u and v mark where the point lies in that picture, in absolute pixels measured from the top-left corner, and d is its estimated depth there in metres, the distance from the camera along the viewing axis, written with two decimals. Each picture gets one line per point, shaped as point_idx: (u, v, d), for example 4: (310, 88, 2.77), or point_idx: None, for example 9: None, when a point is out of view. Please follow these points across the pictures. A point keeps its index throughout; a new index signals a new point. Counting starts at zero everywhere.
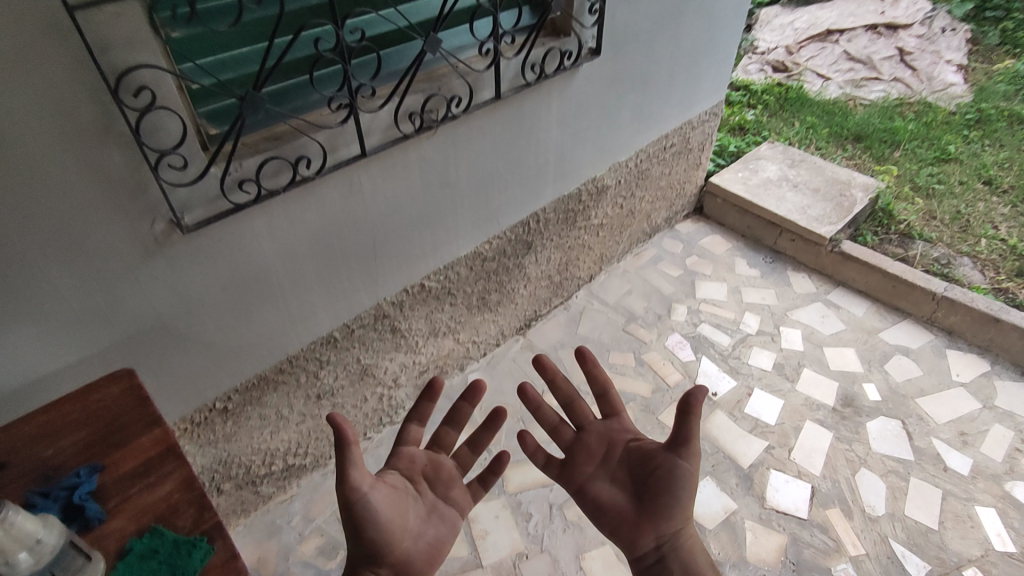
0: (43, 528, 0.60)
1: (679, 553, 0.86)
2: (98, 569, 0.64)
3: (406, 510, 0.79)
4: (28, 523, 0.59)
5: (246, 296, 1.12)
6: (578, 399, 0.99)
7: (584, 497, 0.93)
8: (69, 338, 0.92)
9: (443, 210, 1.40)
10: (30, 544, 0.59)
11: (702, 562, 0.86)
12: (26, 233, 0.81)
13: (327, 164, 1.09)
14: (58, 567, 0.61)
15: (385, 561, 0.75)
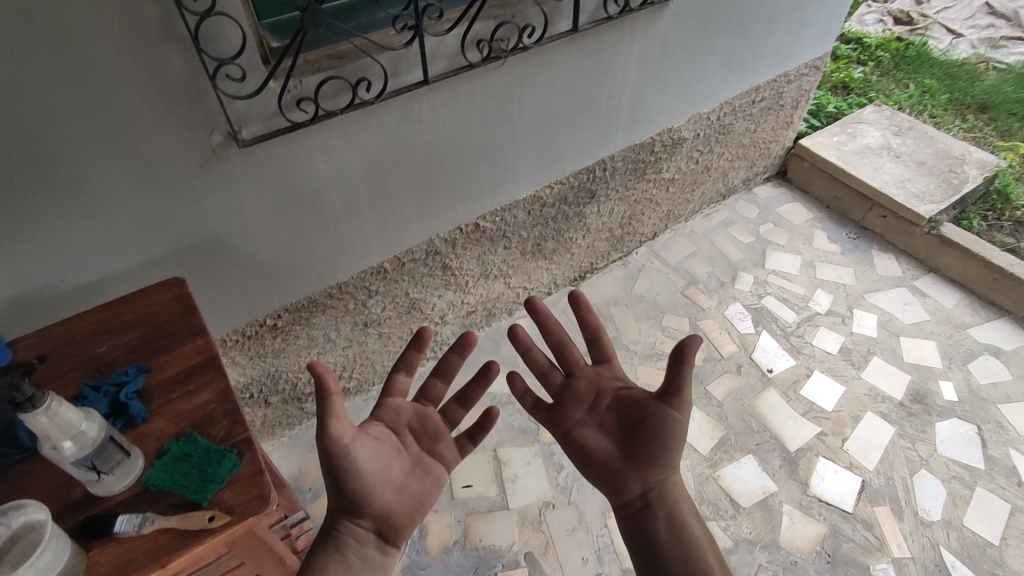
0: (86, 420, 0.62)
1: (665, 502, 0.82)
2: (137, 465, 0.67)
3: (390, 463, 0.78)
4: (70, 415, 0.61)
5: (298, 217, 1.12)
6: (569, 345, 0.95)
7: (571, 443, 0.88)
8: (131, 240, 0.96)
9: (505, 148, 1.34)
10: (73, 434, 0.61)
11: (687, 514, 0.82)
12: (88, 133, 0.82)
13: (388, 89, 1.05)
14: (99, 459, 0.63)
15: (365, 512, 0.74)
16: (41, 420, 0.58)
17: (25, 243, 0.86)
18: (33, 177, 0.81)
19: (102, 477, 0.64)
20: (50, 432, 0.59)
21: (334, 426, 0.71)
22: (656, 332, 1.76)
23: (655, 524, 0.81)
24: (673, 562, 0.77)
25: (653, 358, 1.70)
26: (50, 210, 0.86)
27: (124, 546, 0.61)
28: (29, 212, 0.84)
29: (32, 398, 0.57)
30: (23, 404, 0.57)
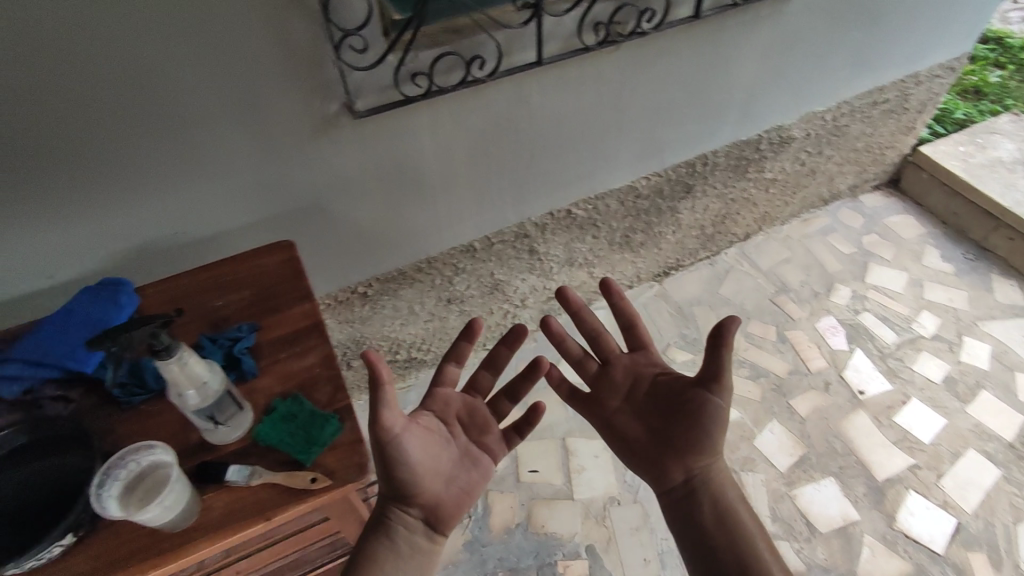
0: (210, 373, 0.65)
1: (709, 489, 0.79)
2: (248, 420, 0.69)
3: (439, 453, 0.77)
4: (198, 368, 0.63)
5: (400, 189, 1.13)
6: (604, 333, 0.93)
7: (616, 431, 0.87)
8: (244, 200, 1.00)
9: (608, 135, 1.30)
10: (198, 385, 0.64)
11: (735, 500, 0.78)
12: (216, 94, 0.85)
13: (502, 68, 1.01)
14: (217, 410, 0.67)
15: (414, 502, 0.74)
16: (173, 368, 0.62)
17: (153, 194, 0.92)
18: (164, 133, 0.86)
19: (218, 427, 0.67)
20: (179, 381, 0.62)
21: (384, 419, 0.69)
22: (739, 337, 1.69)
23: (701, 510, 0.78)
24: (720, 551, 0.74)
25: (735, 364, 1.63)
26: (176, 165, 0.90)
27: (233, 495, 0.64)
28: (159, 166, 0.89)
29: (167, 348, 0.60)
30: (158, 353, 0.60)
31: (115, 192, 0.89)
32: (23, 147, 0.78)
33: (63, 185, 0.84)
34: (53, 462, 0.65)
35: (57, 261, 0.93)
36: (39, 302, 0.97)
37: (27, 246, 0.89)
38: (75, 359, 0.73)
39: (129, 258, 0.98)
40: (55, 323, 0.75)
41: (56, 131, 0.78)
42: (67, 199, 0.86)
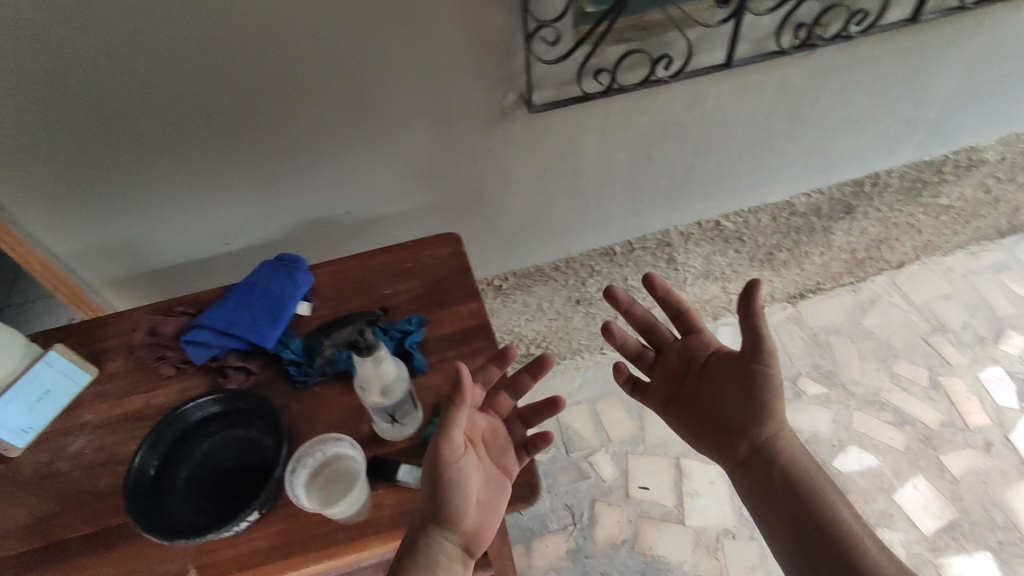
0: (399, 373, 0.64)
1: (785, 462, 0.61)
2: (419, 421, 0.69)
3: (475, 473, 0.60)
4: (390, 370, 0.62)
5: (558, 187, 1.10)
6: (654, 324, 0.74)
7: (676, 410, 0.68)
8: (410, 186, 1.00)
9: (778, 146, 1.20)
10: (385, 385, 0.62)
11: (816, 471, 0.60)
12: (401, 79, 0.84)
13: (687, 68, 0.93)
14: (398, 411, 0.66)
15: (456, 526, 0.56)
16: (368, 366, 0.60)
17: (330, 173, 0.94)
18: (350, 115, 0.86)
19: (393, 424, 0.67)
20: (370, 378, 0.61)
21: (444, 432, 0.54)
22: (883, 377, 1.40)
23: (777, 491, 0.60)
24: (807, 538, 0.56)
25: (874, 407, 1.36)
26: (354, 146, 0.91)
27: (404, 495, 0.64)
28: (338, 145, 0.90)
29: (369, 346, 0.59)
30: (361, 348, 0.60)
31: (295, 168, 0.91)
32: (229, 121, 0.82)
33: (255, 158, 0.88)
34: (239, 435, 0.68)
35: (236, 231, 0.97)
36: (213, 266, 1.02)
37: (214, 214, 0.94)
38: (257, 333, 0.75)
39: (297, 233, 1.01)
40: (240, 296, 0.78)
41: (249, 100, 0.80)
42: (256, 171, 0.89)
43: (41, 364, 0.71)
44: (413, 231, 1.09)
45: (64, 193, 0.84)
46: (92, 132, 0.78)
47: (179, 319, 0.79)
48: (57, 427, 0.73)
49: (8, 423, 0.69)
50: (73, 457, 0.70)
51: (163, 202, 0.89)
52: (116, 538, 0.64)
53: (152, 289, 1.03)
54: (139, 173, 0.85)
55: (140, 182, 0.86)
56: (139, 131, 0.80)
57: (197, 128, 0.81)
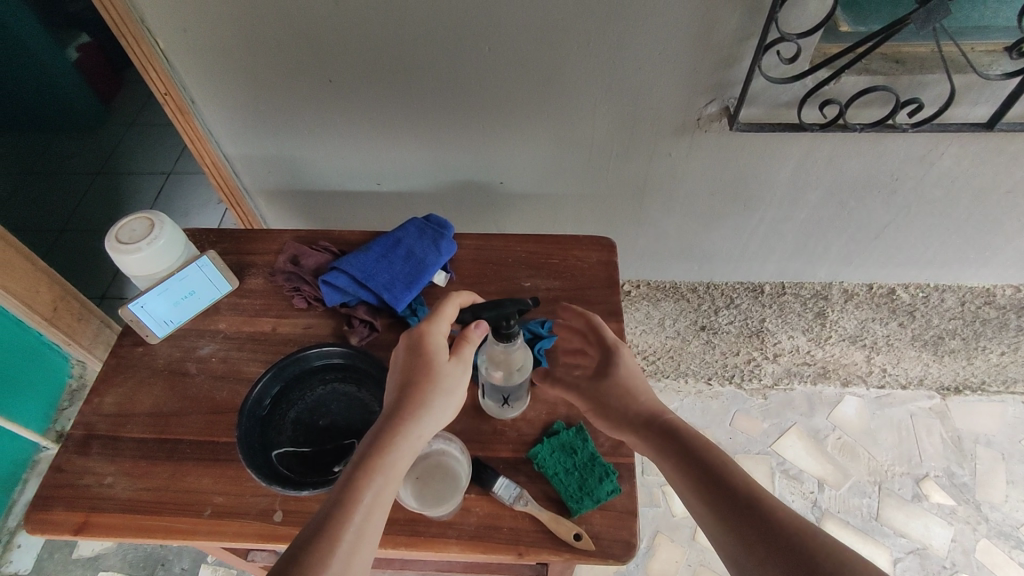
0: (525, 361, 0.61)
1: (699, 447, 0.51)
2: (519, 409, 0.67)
3: None
4: (519, 357, 0.60)
5: (725, 209, 0.99)
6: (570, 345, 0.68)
7: None
8: (573, 173, 0.94)
9: (1004, 225, 0.99)
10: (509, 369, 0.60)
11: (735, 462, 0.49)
12: (596, 63, 0.76)
13: (936, 119, 0.78)
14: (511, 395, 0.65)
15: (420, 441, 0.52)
16: (500, 348, 0.58)
17: (499, 144, 0.90)
18: (535, 87, 0.80)
19: (504, 405, 0.66)
20: (498, 359, 0.59)
21: (467, 347, 0.56)
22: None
23: (677, 465, 0.51)
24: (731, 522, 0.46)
25: (1007, 542, 1.12)
26: (531, 120, 0.85)
27: (495, 507, 0.61)
28: (516, 116, 0.85)
29: (509, 335, 0.56)
30: (500, 334, 0.56)
31: (463, 129, 0.87)
32: (412, 68, 0.78)
33: (430, 109, 0.85)
34: (350, 392, 0.69)
35: (391, 170, 0.96)
36: (359, 198, 1.03)
37: (374, 151, 0.93)
38: (390, 293, 0.73)
39: (448, 187, 0.99)
40: (382, 249, 0.76)
41: (438, 51, 0.76)
42: (426, 121, 0.87)
43: (193, 266, 0.72)
44: (560, 215, 1.03)
45: (247, 101, 0.85)
46: (285, 51, 0.77)
47: (321, 256, 0.79)
48: (193, 327, 0.76)
49: (155, 314, 0.72)
50: (201, 361, 0.73)
51: (332, 130, 0.89)
52: (222, 454, 0.66)
53: (299, 204, 1.05)
54: (319, 99, 0.84)
55: (317, 108, 0.86)
56: (330, 59, 0.78)
57: (381, 71, 0.79)
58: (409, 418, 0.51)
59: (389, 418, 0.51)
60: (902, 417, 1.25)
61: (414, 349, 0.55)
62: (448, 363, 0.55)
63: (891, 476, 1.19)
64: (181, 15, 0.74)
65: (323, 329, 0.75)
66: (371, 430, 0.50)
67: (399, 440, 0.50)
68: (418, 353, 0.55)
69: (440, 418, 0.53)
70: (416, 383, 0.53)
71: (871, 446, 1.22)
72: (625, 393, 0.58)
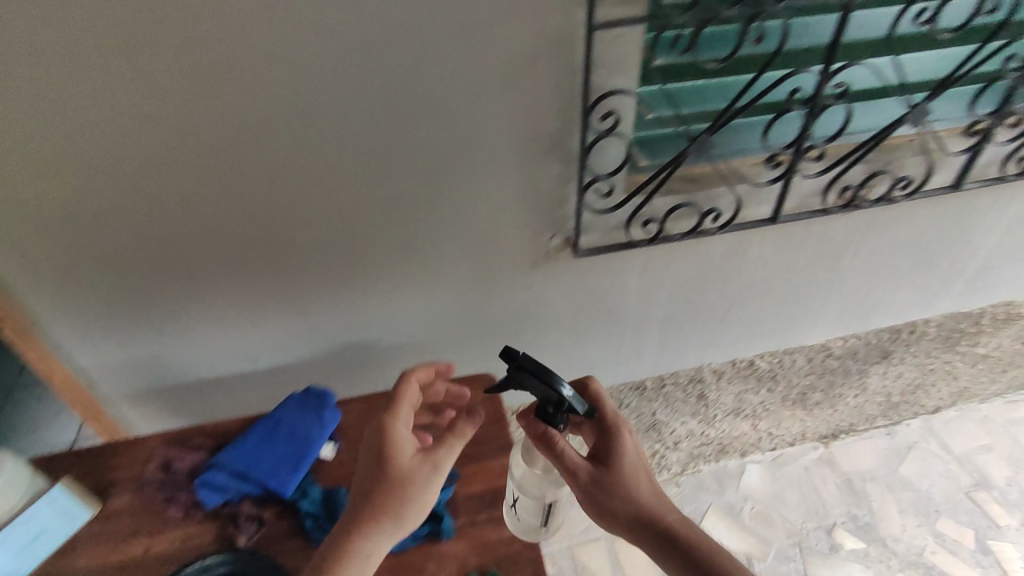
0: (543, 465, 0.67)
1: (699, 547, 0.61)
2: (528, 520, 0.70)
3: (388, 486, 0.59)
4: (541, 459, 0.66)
5: (591, 324, 1.07)
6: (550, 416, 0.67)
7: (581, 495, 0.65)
8: (446, 316, 0.99)
9: (816, 294, 1.16)
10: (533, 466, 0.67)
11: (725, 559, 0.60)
12: (445, 217, 0.84)
13: (734, 221, 0.92)
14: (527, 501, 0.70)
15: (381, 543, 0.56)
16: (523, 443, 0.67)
17: (372, 304, 0.93)
18: (393, 246, 0.86)
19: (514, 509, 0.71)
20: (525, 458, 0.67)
21: (435, 447, 0.58)
22: (927, 536, 1.28)
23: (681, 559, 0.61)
24: None
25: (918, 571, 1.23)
26: (396, 275, 0.90)
27: None
28: (382, 275, 0.89)
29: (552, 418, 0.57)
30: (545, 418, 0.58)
31: (332, 295, 0.90)
32: (269, 248, 0.81)
33: (296, 285, 0.87)
34: None
35: (265, 347, 0.95)
36: (233, 381, 0.99)
37: (243, 333, 0.92)
38: (276, 479, 0.71)
39: (327, 352, 0.99)
40: (263, 434, 0.74)
41: (294, 229, 0.80)
42: (293, 295, 0.88)
43: (44, 500, 0.65)
44: (443, 359, 1.06)
45: (98, 307, 0.82)
46: (135, 258, 0.78)
47: (195, 456, 0.75)
48: (47, 570, 0.66)
49: None
50: None
51: (195, 319, 0.87)
52: None
53: (168, 400, 0.99)
54: (178, 293, 0.83)
55: (177, 305, 0.85)
56: (185, 254, 0.79)
57: (239, 255, 0.81)
58: (363, 531, 0.55)
59: (345, 528, 0.55)
60: (798, 473, 1.34)
61: (378, 449, 0.58)
62: (410, 462, 0.58)
63: (806, 533, 1.27)
64: (14, 235, 0.72)
65: (206, 535, 0.69)
66: (328, 546, 0.55)
67: (354, 554, 0.54)
68: (382, 456, 0.58)
69: (398, 526, 0.56)
70: (372, 490, 0.57)
71: (780, 508, 1.30)
72: (622, 491, 0.63)
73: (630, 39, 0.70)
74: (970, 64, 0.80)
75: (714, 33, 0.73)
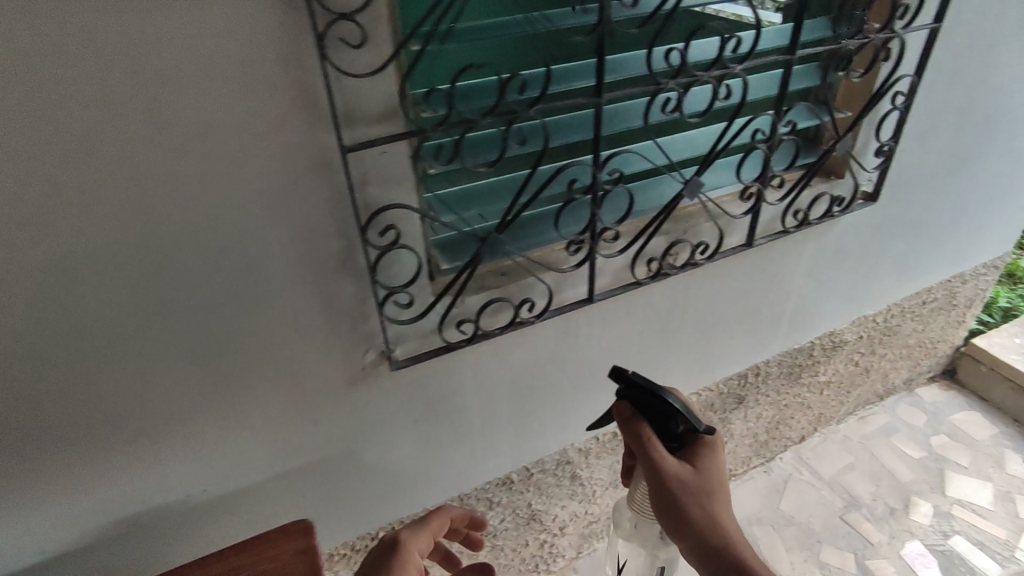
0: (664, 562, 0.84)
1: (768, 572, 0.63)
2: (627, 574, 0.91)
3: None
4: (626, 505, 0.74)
5: (435, 432, 1.01)
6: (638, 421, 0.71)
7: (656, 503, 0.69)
8: (266, 457, 0.88)
9: (659, 358, 1.18)
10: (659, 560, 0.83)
11: None
12: (236, 352, 0.76)
13: (551, 306, 0.92)
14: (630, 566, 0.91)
15: None
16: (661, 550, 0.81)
17: (167, 465, 0.81)
18: (180, 395, 0.76)
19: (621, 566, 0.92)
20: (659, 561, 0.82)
21: None
22: (813, 569, 1.42)
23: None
24: None
25: None
26: (192, 425, 0.79)
27: None
28: (174, 429, 0.78)
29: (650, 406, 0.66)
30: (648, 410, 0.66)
31: (113, 463, 0.77)
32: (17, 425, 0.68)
33: (60, 463, 0.73)
34: None
35: (32, 545, 0.78)
36: None
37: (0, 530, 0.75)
38: None
39: (123, 529, 0.83)
40: None
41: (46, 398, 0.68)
42: (62, 473, 0.74)
43: None
44: (273, 504, 0.93)
45: None
46: None
47: None
48: None
49: None
50: None
51: None
52: None
53: None
54: None
55: None
56: None
57: None
58: None
59: None
60: None
61: (403, 549, 0.73)
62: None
63: None
64: None
65: None
66: None
67: None
68: (404, 555, 0.72)
69: None
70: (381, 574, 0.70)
71: None
72: (702, 502, 0.66)
73: (396, 152, 0.70)
74: (722, 141, 0.89)
75: (480, 138, 0.75)
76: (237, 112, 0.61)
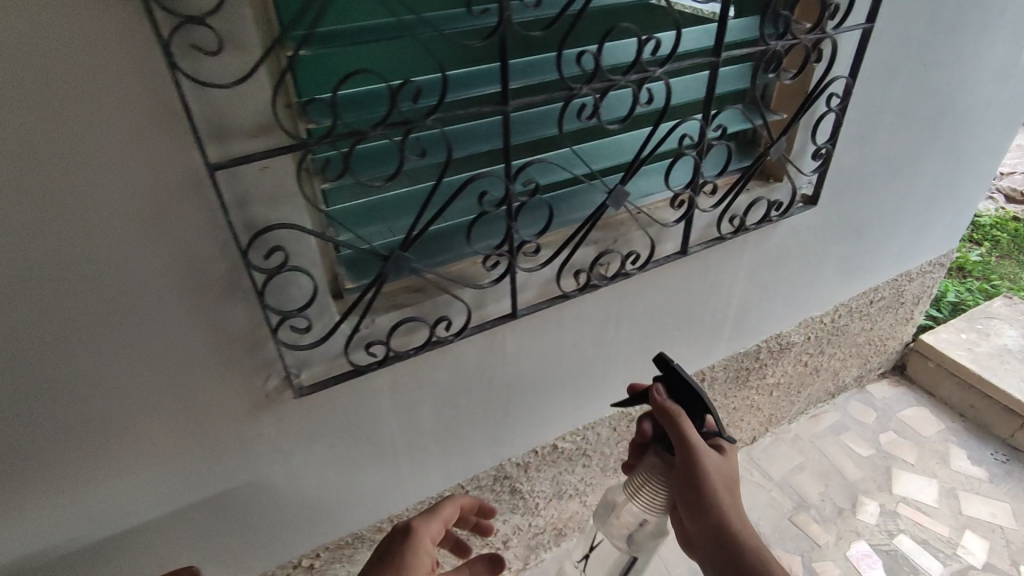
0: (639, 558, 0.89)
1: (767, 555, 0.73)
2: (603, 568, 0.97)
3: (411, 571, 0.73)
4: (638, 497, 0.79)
5: (356, 455, 0.95)
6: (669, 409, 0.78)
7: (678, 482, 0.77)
8: (164, 495, 0.81)
9: (596, 369, 1.14)
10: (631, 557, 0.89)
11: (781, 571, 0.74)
12: (113, 389, 0.69)
13: (471, 324, 0.88)
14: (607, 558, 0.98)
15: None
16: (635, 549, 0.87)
17: (46, 511, 0.74)
18: (52, 438, 0.69)
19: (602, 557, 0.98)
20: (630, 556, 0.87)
21: None
22: None
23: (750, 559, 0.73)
24: None
25: None
26: (70, 469, 0.72)
27: None
28: (50, 474, 0.71)
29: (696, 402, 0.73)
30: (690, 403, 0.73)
31: None
32: None
33: None
34: None
35: None
36: None
37: None
38: None
39: None
40: None
41: None
42: None
43: None
44: (178, 540, 0.87)
45: None
46: None
47: None
48: None
49: None
50: None
51: None
52: None
53: None
54: None
55: None
56: None
57: None
58: None
59: None
60: None
61: (415, 539, 0.74)
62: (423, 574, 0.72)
63: None
64: None
65: None
66: None
67: None
68: (416, 545, 0.73)
69: None
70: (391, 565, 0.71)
71: None
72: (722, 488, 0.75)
73: (280, 169, 0.64)
74: (647, 149, 0.85)
75: (374, 150, 0.69)
76: (79, 132, 0.54)
